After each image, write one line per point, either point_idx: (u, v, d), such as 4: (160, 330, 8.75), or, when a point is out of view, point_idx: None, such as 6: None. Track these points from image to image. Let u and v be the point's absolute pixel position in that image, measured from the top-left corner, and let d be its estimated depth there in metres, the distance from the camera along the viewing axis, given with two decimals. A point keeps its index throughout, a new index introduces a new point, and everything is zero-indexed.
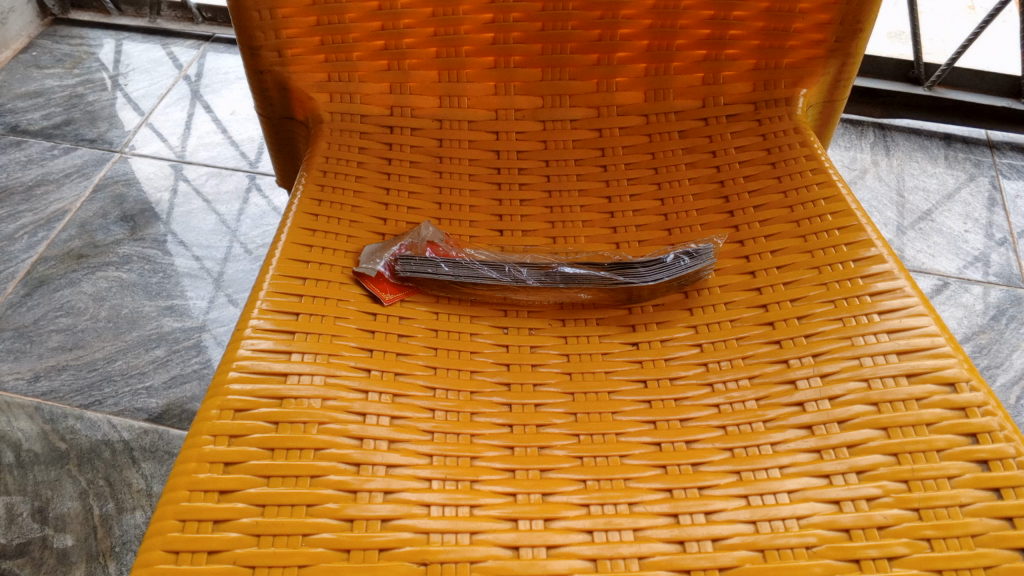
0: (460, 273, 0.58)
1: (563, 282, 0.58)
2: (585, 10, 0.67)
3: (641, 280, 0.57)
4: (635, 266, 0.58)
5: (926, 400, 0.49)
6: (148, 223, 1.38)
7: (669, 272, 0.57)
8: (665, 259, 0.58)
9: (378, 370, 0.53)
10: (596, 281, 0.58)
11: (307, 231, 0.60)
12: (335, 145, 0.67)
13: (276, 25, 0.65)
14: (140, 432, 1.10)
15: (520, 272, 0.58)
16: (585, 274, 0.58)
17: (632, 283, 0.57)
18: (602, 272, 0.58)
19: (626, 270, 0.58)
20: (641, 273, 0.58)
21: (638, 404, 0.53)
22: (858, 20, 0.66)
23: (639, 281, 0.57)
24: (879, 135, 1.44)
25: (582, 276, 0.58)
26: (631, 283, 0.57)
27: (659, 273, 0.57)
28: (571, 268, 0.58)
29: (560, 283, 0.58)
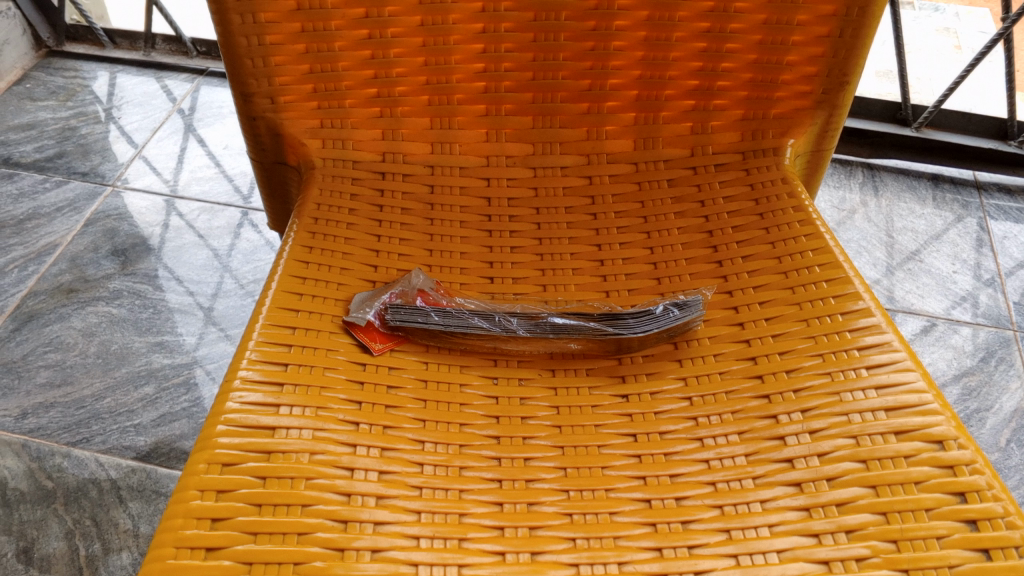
0: (450, 323, 0.58)
1: (553, 332, 0.58)
2: (576, 60, 0.68)
3: (631, 332, 0.58)
4: (624, 317, 0.58)
5: (914, 458, 0.50)
6: (140, 258, 1.38)
7: (658, 324, 0.58)
8: (654, 311, 0.59)
9: (367, 424, 0.52)
10: (586, 332, 0.58)
11: (297, 279, 0.61)
12: (326, 192, 0.68)
13: (269, 73, 0.65)
14: (128, 471, 1.09)
15: (510, 322, 0.59)
16: (575, 324, 0.58)
17: (622, 334, 0.58)
18: (591, 323, 0.58)
19: (615, 322, 0.58)
20: (630, 325, 0.58)
21: (628, 458, 0.53)
22: (844, 73, 0.67)
23: (629, 332, 0.58)
24: (868, 174, 1.46)
25: (571, 327, 0.58)
26: (620, 334, 0.58)
27: (649, 324, 0.58)
28: (560, 318, 0.59)
29: (550, 333, 0.58)
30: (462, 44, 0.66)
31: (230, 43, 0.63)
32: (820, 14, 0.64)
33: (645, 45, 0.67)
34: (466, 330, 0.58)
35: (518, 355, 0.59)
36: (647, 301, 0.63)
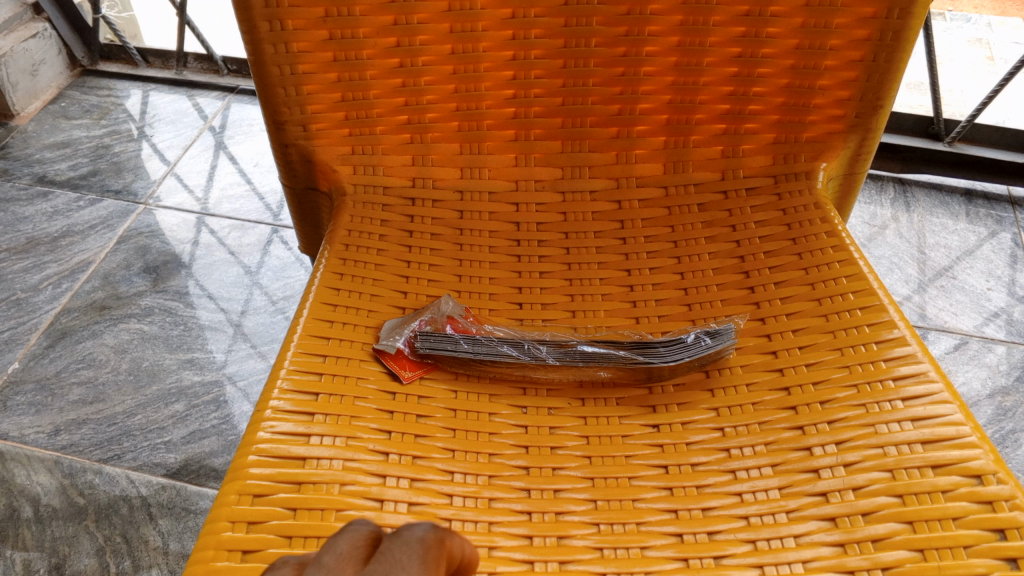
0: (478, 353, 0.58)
1: (583, 361, 0.58)
2: (606, 86, 0.68)
3: (662, 361, 0.57)
4: (655, 346, 0.58)
5: (952, 493, 0.49)
6: (171, 275, 1.39)
7: (690, 354, 0.57)
8: (684, 340, 0.58)
9: (396, 454, 0.52)
10: (616, 361, 0.58)
11: (328, 306, 0.61)
12: (357, 218, 0.68)
13: (301, 101, 0.66)
14: (158, 488, 1.10)
15: (539, 351, 0.58)
16: (604, 353, 0.58)
17: (652, 363, 0.57)
18: (621, 352, 0.58)
19: (645, 350, 0.58)
20: (661, 354, 0.57)
21: (659, 490, 0.52)
22: (878, 97, 0.66)
23: (660, 361, 0.57)
24: (900, 191, 1.43)
25: (601, 356, 0.58)
26: (650, 363, 0.57)
27: (680, 353, 0.57)
28: (590, 347, 0.58)
29: (580, 361, 0.58)
30: (492, 71, 0.66)
31: (262, 73, 0.64)
32: (854, 39, 0.63)
33: (675, 70, 0.67)
34: (495, 357, 0.58)
35: (546, 384, 0.58)
36: (677, 330, 0.62)
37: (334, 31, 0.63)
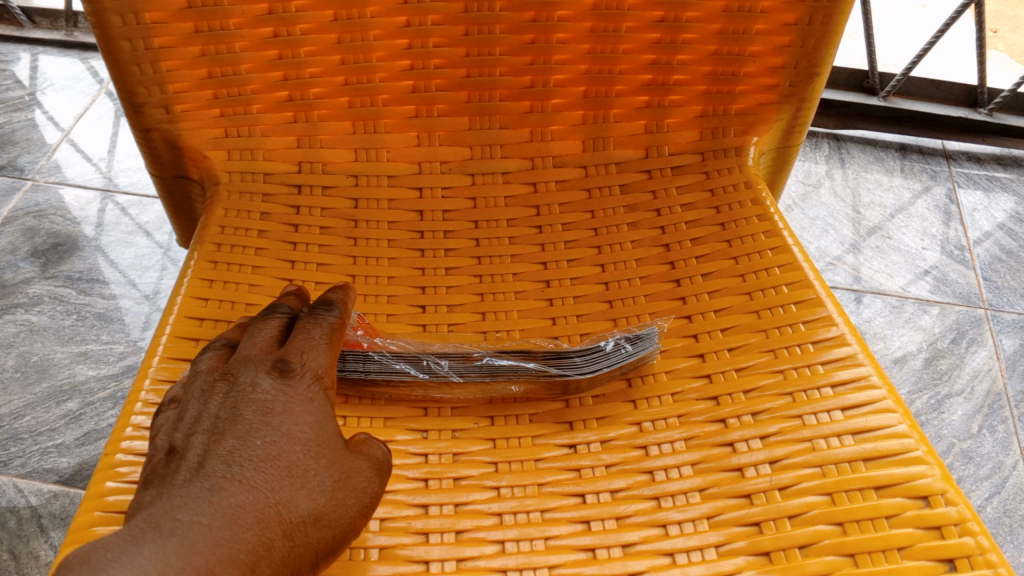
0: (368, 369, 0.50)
1: (490, 376, 0.51)
2: (515, 55, 0.60)
3: (577, 373, 0.51)
4: (570, 356, 0.51)
5: (897, 517, 0.44)
6: (63, 258, 1.26)
7: (608, 364, 0.51)
8: (602, 347, 0.52)
9: None
10: (526, 375, 0.51)
11: (194, 320, 0.53)
12: (232, 212, 0.60)
13: (160, 79, 0.57)
14: (50, 497, 1.01)
15: (441, 366, 0.51)
16: (514, 366, 0.51)
17: (568, 377, 0.51)
18: (532, 364, 0.51)
19: (559, 361, 0.51)
20: (577, 365, 0.51)
21: (575, 525, 0.46)
22: (813, 64, 0.60)
23: (574, 374, 0.51)
24: (834, 147, 1.38)
25: (511, 369, 0.51)
26: (564, 377, 0.51)
27: (597, 363, 0.51)
28: (498, 359, 0.52)
29: (486, 376, 0.51)
30: (383, 39, 0.58)
31: (110, 48, 0.55)
32: (786, 1, 0.57)
33: (592, 37, 0.59)
34: (390, 375, 0.50)
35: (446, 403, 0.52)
36: (596, 335, 0.56)
37: None
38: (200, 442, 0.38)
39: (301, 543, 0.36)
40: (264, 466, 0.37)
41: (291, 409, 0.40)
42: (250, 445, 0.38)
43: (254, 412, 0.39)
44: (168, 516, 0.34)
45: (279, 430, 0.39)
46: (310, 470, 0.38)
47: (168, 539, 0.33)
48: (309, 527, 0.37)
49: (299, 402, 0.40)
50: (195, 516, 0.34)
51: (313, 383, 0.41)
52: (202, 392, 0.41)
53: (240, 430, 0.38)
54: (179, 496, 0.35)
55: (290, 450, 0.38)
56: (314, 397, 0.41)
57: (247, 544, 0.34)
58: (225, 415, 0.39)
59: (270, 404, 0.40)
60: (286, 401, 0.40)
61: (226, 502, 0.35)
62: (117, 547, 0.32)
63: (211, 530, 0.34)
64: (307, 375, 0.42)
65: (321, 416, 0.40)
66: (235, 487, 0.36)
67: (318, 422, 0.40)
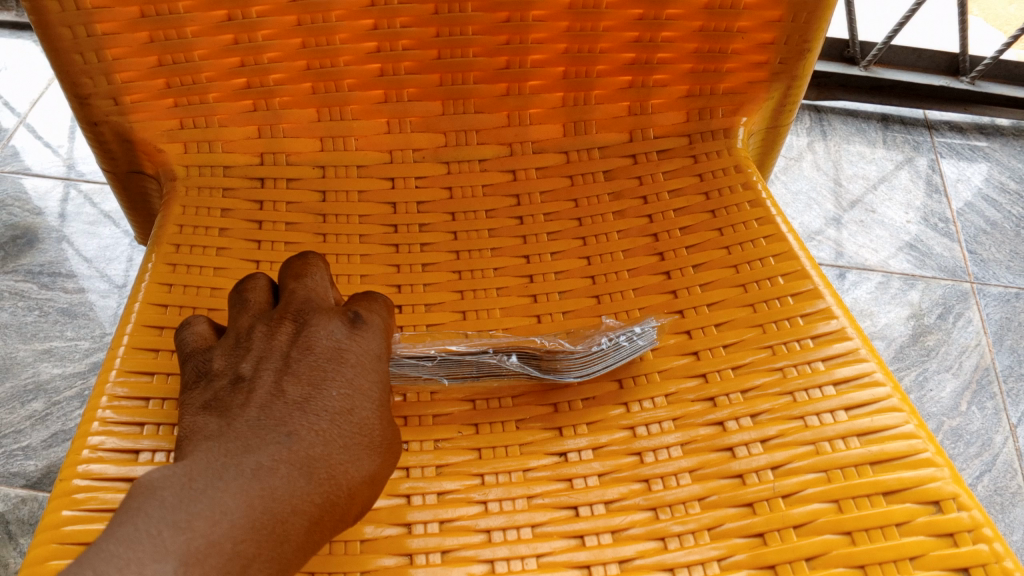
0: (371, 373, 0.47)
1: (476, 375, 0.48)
2: (488, 35, 0.56)
3: (571, 372, 0.48)
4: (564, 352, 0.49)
5: (907, 525, 0.42)
6: (22, 251, 1.20)
7: (603, 361, 0.49)
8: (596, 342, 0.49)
9: None
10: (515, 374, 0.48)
11: (153, 329, 0.50)
12: (191, 209, 0.56)
13: (106, 68, 0.53)
14: (18, 502, 0.97)
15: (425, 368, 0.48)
16: (502, 363, 0.48)
17: (559, 375, 0.48)
18: (519, 361, 0.48)
19: (551, 360, 0.48)
20: (570, 362, 0.49)
21: (569, 541, 0.44)
22: (803, 40, 0.57)
23: (568, 374, 0.48)
24: (815, 118, 1.35)
25: (498, 368, 0.48)
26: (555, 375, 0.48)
27: (592, 361, 0.49)
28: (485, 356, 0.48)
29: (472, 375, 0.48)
30: (346, 20, 0.54)
31: (49, 35, 0.50)
32: None
33: (570, 14, 0.55)
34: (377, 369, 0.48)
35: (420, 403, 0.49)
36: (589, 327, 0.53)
37: None
38: (273, 382, 0.39)
39: (357, 499, 0.38)
40: (338, 418, 0.38)
41: (362, 364, 0.40)
42: (324, 395, 0.38)
43: (329, 360, 0.40)
44: (249, 457, 0.35)
45: (352, 383, 0.40)
46: (376, 429, 0.39)
47: (251, 483, 0.34)
48: (366, 484, 0.38)
49: (368, 358, 0.41)
50: (274, 459, 0.36)
51: (378, 341, 0.42)
52: (271, 329, 0.42)
53: (314, 378, 0.39)
54: (257, 435, 0.37)
55: (360, 406, 0.39)
56: (381, 355, 0.42)
57: (317, 496, 0.36)
58: (300, 357, 0.40)
59: (344, 354, 0.40)
60: (357, 355, 0.41)
61: (302, 451, 0.36)
62: (206, 479, 0.34)
63: (288, 478, 0.35)
64: (374, 332, 0.43)
65: (384, 376, 0.41)
66: (310, 436, 0.37)
67: (382, 381, 0.41)
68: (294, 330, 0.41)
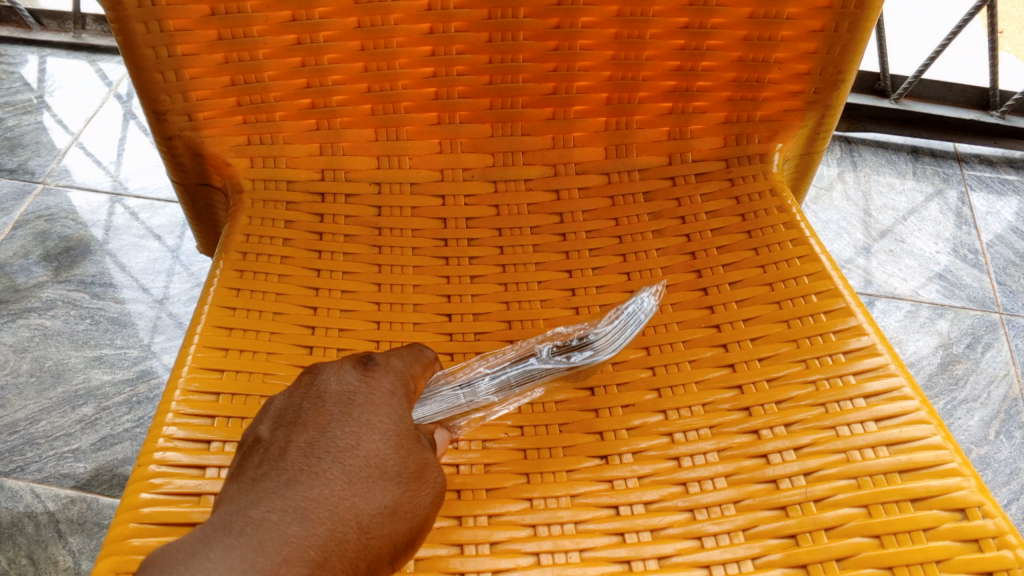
0: (432, 409, 0.47)
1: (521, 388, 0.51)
2: (538, 62, 0.59)
3: (604, 352, 0.52)
4: (588, 338, 0.53)
5: (934, 530, 0.44)
6: (76, 262, 1.24)
7: (628, 332, 0.53)
8: (615, 318, 0.54)
9: None
10: (557, 376, 0.52)
11: (222, 329, 0.53)
12: (256, 220, 0.59)
13: (184, 87, 0.57)
14: (67, 502, 1.00)
15: (473, 395, 0.49)
16: (538, 369, 0.51)
17: (591, 360, 0.52)
18: (554, 361, 0.52)
19: (580, 348, 0.52)
20: (596, 343, 0.52)
21: (610, 537, 0.46)
22: (838, 71, 0.60)
23: (600, 353, 0.52)
24: (846, 149, 1.37)
25: (537, 375, 0.51)
26: (590, 362, 0.52)
27: (615, 338, 0.53)
28: (510, 370, 0.51)
29: (513, 391, 0.51)
30: (407, 46, 0.57)
31: (133, 56, 0.54)
32: (812, 7, 0.56)
33: (615, 43, 0.59)
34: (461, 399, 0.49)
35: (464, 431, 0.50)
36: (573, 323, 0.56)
37: (216, 4, 0.53)
38: (282, 434, 0.37)
39: (376, 535, 0.35)
40: (341, 456, 0.36)
41: (371, 401, 0.38)
42: (328, 437, 0.36)
43: (337, 403, 0.38)
44: (241, 514, 0.33)
45: (360, 421, 0.37)
46: (389, 460, 0.37)
47: (238, 539, 0.32)
48: (385, 517, 0.36)
49: (378, 396, 0.39)
50: (269, 510, 0.33)
51: (391, 380, 0.41)
52: (289, 389, 0.41)
53: (318, 422, 0.37)
54: (253, 490, 0.34)
55: (367, 441, 0.37)
56: (395, 391, 0.40)
57: (318, 536, 0.33)
58: (309, 407, 0.38)
59: (352, 395, 0.39)
60: (366, 394, 0.39)
61: (299, 494, 0.34)
62: (192, 545, 0.32)
63: (282, 526, 0.33)
64: (386, 372, 0.41)
65: (400, 410, 0.39)
66: (309, 479, 0.35)
67: (397, 415, 0.39)
68: (305, 383, 0.40)
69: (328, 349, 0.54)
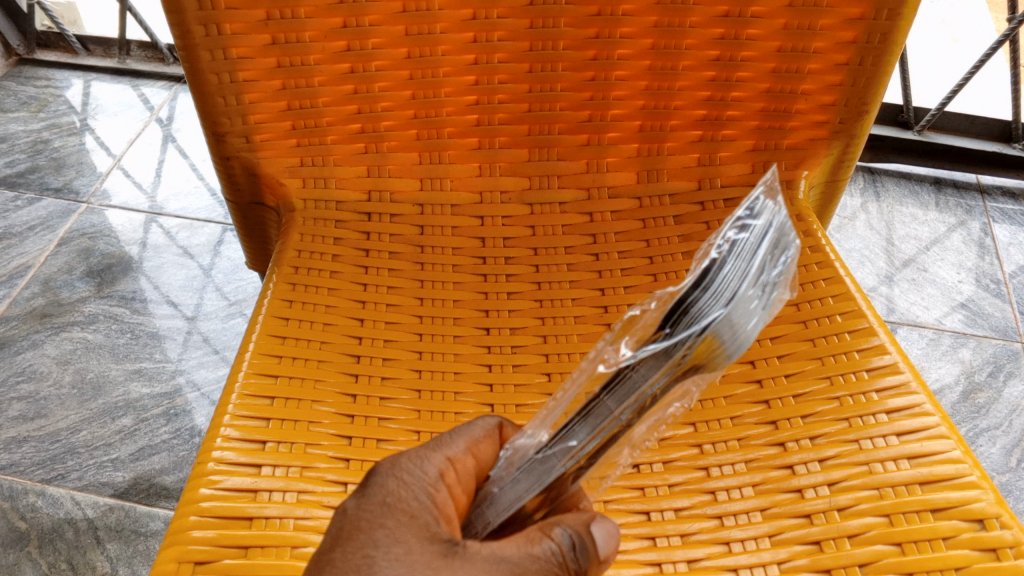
0: (521, 494, 0.36)
1: (631, 416, 0.35)
2: (575, 91, 0.63)
3: (718, 312, 0.33)
4: (687, 299, 0.34)
5: (953, 540, 0.46)
6: (117, 278, 1.26)
7: (746, 276, 0.34)
8: (715, 266, 0.35)
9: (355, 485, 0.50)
10: (678, 363, 0.34)
11: (276, 338, 0.56)
12: (307, 237, 0.63)
13: (243, 111, 0.60)
14: (106, 510, 1.01)
15: (560, 463, 0.35)
16: (646, 377, 0.34)
17: (714, 327, 0.33)
18: (657, 352, 0.34)
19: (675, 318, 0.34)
20: (706, 303, 0.34)
21: (641, 541, 0.48)
22: (863, 102, 0.63)
23: (716, 313, 0.33)
24: (869, 179, 1.39)
25: (647, 382, 0.34)
26: (706, 332, 0.33)
27: (727, 285, 0.34)
28: (604, 400, 0.35)
29: (621, 423, 0.35)
30: (452, 76, 0.61)
31: (198, 81, 0.58)
32: (838, 42, 0.59)
33: (649, 74, 0.62)
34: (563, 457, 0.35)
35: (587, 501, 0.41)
36: (640, 307, 0.45)
37: (277, 34, 0.57)
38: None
39: None
40: None
41: (354, 527, 0.32)
42: None
43: (328, 542, 0.32)
44: None
45: (344, 559, 0.31)
46: None
47: None
48: None
49: (368, 519, 0.32)
50: None
51: (392, 488, 0.33)
52: None
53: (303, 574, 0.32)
54: None
55: None
56: (395, 502, 0.33)
57: None
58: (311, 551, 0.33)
59: (343, 525, 0.32)
60: (357, 519, 0.32)
61: None
62: None
63: None
64: (389, 476, 0.34)
65: (396, 528, 0.32)
66: None
67: (392, 537, 0.32)
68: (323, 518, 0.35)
69: (374, 358, 0.57)
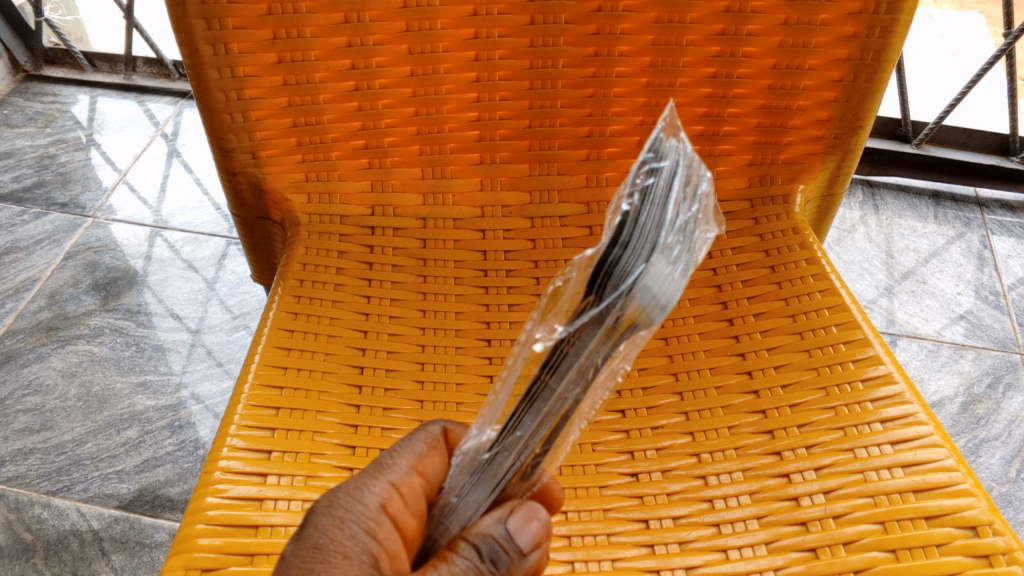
0: (480, 499, 0.37)
1: (579, 393, 0.32)
2: (574, 107, 0.64)
3: (643, 266, 0.30)
4: (609, 260, 0.32)
5: (947, 546, 0.47)
6: (122, 292, 1.27)
7: (663, 222, 0.32)
8: (629, 220, 0.31)
9: None
10: (614, 327, 0.31)
11: (281, 349, 0.58)
12: (312, 250, 0.64)
13: (249, 128, 0.62)
14: (111, 521, 1.02)
15: (513, 456, 0.35)
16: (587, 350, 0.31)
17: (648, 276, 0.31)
18: (588, 320, 0.31)
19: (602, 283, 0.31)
20: (634, 257, 0.31)
21: (640, 548, 0.49)
22: (857, 118, 0.64)
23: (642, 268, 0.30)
24: (868, 193, 1.41)
25: (587, 355, 0.31)
26: (636, 290, 0.30)
27: (646, 237, 0.31)
28: (547, 381, 0.32)
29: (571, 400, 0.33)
30: (455, 93, 0.62)
31: (206, 99, 0.60)
32: (833, 59, 0.61)
33: (647, 90, 0.63)
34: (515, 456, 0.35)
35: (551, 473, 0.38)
36: (561, 277, 0.39)
37: (283, 53, 0.58)
38: None
39: None
40: None
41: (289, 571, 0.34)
42: None
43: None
44: None
45: None
46: None
47: None
48: None
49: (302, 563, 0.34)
50: None
51: (327, 528, 0.35)
52: None
53: None
54: None
55: None
56: (329, 545, 0.35)
57: None
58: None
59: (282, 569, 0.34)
60: (293, 562, 0.34)
61: None
62: None
63: None
64: (325, 515, 0.36)
65: (326, 570, 0.34)
66: None
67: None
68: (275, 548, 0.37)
69: (377, 370, 0.58)
